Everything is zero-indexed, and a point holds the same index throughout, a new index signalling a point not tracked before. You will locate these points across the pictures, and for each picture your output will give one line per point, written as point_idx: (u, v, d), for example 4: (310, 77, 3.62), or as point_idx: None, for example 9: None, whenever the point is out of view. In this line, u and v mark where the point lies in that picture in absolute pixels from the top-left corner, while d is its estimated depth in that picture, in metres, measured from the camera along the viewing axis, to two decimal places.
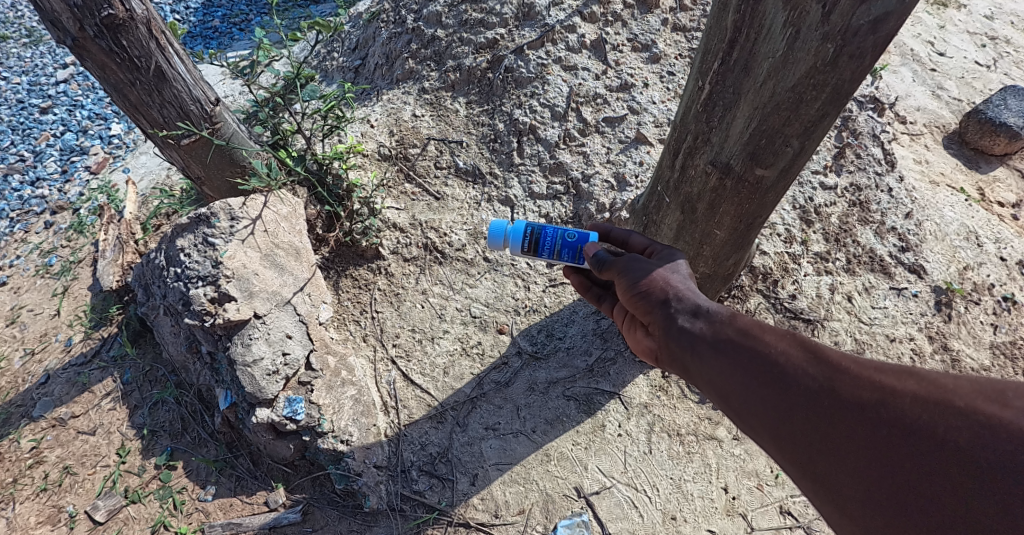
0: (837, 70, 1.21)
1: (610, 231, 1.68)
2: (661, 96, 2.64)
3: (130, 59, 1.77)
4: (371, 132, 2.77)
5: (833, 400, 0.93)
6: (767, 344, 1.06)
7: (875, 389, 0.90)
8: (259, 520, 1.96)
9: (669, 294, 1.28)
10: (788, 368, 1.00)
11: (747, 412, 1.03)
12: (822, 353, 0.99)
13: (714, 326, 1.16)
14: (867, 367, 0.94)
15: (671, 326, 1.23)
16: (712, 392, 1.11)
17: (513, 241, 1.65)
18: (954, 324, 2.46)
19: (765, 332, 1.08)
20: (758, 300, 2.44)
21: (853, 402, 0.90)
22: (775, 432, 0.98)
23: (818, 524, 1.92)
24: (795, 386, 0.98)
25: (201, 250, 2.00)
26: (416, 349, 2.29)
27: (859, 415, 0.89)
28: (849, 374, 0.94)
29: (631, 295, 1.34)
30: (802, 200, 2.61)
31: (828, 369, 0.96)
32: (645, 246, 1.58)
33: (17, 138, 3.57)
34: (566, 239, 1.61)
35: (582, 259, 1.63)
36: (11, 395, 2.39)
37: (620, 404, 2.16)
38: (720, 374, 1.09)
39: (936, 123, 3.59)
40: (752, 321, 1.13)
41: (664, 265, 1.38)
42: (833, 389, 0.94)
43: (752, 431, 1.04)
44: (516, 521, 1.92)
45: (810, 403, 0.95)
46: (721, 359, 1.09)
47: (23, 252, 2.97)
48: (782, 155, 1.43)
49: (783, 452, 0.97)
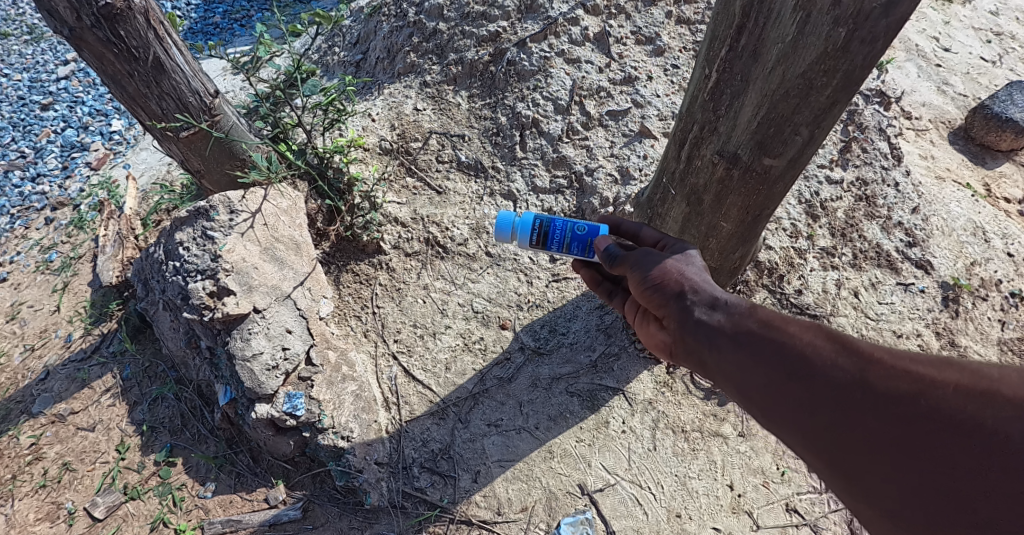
0: (849, 55, 1.18)
1: (621, 224, 1.65)
2: (666, 89, 2.61)
3: (128, 50, 1.74)
4: (373, 126, 2.73)
5: (866, 393, 0.91)
6: (792, 336, 1.03)
7: (912, 380, 0.89)
8: (259, 517, 1.94)
9: (685, 287, 1.26)
10: (815, 360, 0.98)
11: (771, 406, 1.01)
12: (850, 344, 0.97)
13: (734, 318, 1.14)
14: (901, 358, 0.92)
15: (689, 319, 1.21)
16: (732, 386, 1.09)
17: (522, 234, 1.62)
18: (962, 320, 2.42)
19: (789, 323, 1.06)
20: (764, 296, 2.41)
21: (888, 393, 0.89)
22: (802, 426, 0.96)
23: (824, 521, 1.90)
24: (823, 378, 0.95)
25: (200, 244, 1.98)
26: (418, 345, 2.26)
27: (896, 407, 0.88)
28: (881, 365, 0.92)
29: (645, 288, 1.31)
30: (807, 194, 2.58)
31: (859, 361, 0.94)
32: (657, 239, 1.56)
33: (18, 134, 3.55)
34: (576, 232, 1.58)
35: (592, 252, 1.60)
36: (11, 391, 2.38)
37: (624, 400, 2.13)
38: (741, 367, 1.07)
39: (942, 118, 3.55)
40: (773, 313, 1.11)
41: (676, 257, 1.35)
42: (865, 381, 0.92)
43: (775, 426, 1.02)
44: (519, 519, 1.90)
45: (841, 396, 0.93)
46: (744, 352, 1.07)
47: (23, 249, 2.96)
48: (791, 144, 1.40)
49: (811, 447, 0.95)
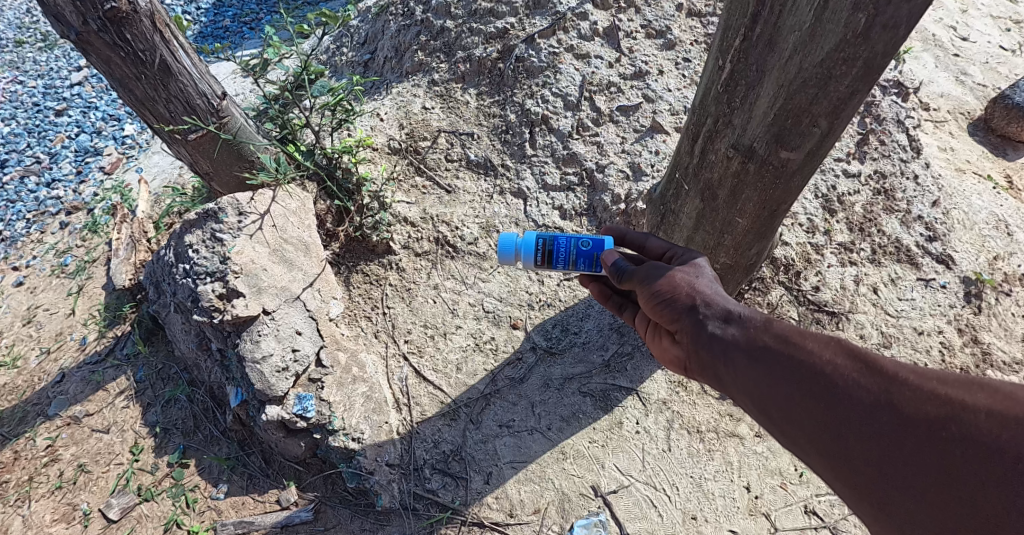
0: (870, 42, 1.13)
1: (626, 234, 1.62)
2: (677, 83, 2.56)
3: (134, 53, 1.74)
4: (382, 126, 2.73)
5: (891, 415, 0.86)
6: (810, 352, 0.99)
7: (941, 403, 0.83)
8: (271, 518, 1.94)
9: (697, 300, 1.23)
10: (836, 379, 0.93)
11: (790, 427, 0.97)
12: (874, 362, 0.92)
13: (748, 332, 1.10)
14: (929, 378, 0.87)
15: (701, 333, 1.18)
16: (750, 402, 1.06)
17: (525, 255, 1.59)
18: (984, 317, 2.35)
19: (808, 338, 1.01)
20: (781, 293, 2.35)
21: (915, 417, 0.84)
22: (822, 448, 0.92)
23: (844, 524, 1.85)
24: (844, 398, 0.91)
25: (210, 246, 1.97)
26: (428, 345, 2.24)
27: (925, 432, 0.83)
28: (907, 386, 0.87)
29: (655, 302, 1.29)
30: (824, 189, 2.52)
31: (883, 381, 0.89)
32: (665, 249, 1.52)
33: (33, 140, 3.60)
34: (581, 248, 1.55)
35: (598, 267, 1.56)
36: (28, 393, 2.40)
37: (638, 401, 2.10)
38: (759, 385, 1.03)
39: (961, 109, 3.45)
40: (790, 327, 1.07)
41: (688, 270, 1.33)
42: (891, 402, 0.87)
43: (795, 445, 0.98)
44: (532, 521, 1.87)
45: (864, 418, 0.89)
46: (760, 368, 1.04)
47: (39, 253, 2.99)
48: (809, 136, 1.35)
49: (834, 471, 0.91)
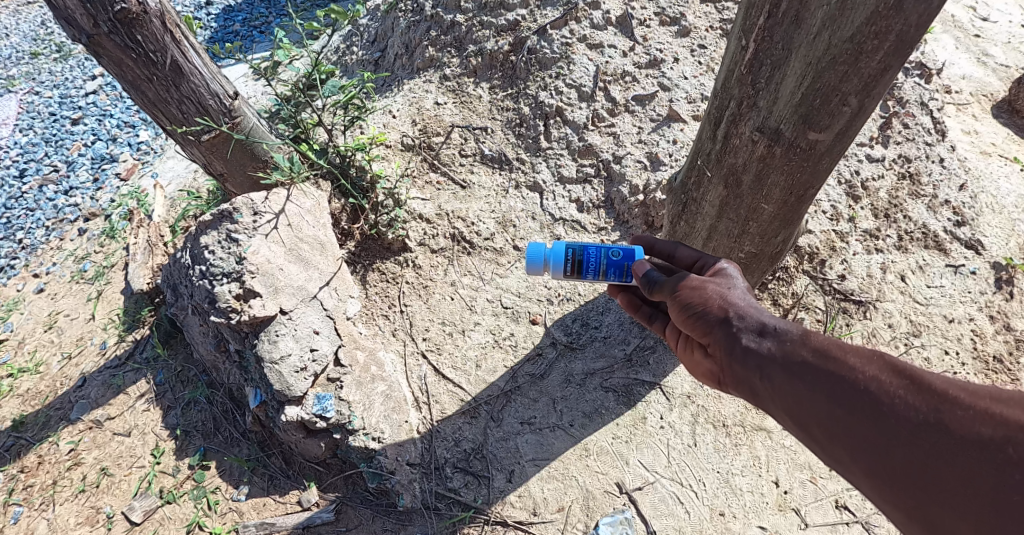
0: (903, 14, 1.08)
1: (654, 244, 1.58)
2: (693, 70, 2.51)
3: (145, 54, 1.74)
4: (394, 123, 2.71)
5: (942, 436, 0.79)
6: (852, 369, 0.92)
7: (996, 423, 0.76)
8: (294, 519, 1.92)
9: (730, 312, 1.16)
10: (882, 398, 0.86)
11: (835, 446, 0.90)
12: (922, 379, 0.85)
13: (785, 346, 1.03)
14: (982, 396, 0.79)
15: (734, 346, 1.11)
16: (790, 420, 0.99)
17: (554, 265, 1.55)
18: (1017, 303, 2.27)
19: (849, 353, 0.94)
20: (805, 282, 2.28)
21: (968, 439, 0.77)
22: (867, 467, 0.86)
23: (878, 519, 1.79)
24: (890, 418, 0.84)
25: (225, 247, 1.94)
26: (447, 342, 2.22)
27: (979, 455, 0.75)
28: (958, 405, 0.80)
29: (686, 314, 1.24)
30: (848, 174, 2.45)
31: (932, 399, 0.82)
32: (695, 259, 1.47)
33: (51, 149, 3.64)
34: (611, 257, 1.51)
35: (629, 277, 1.52)
36: (51, 398, 2.41)
37: (661, 395, 2.06)
38: (799, 401, 0.96)
39: (984, 91, 3.35)
40: (830, 340, 0.99)
41: (718, 282, 1.27)
42: (941, 423, 0.80)
43: (840, 465, 0.91)
44: (555, 519, 1.83)
45: (911, 439, 0.81)
46: (797, 383, 0.97)
47: (58, 260, 3.02)
48: (839, 116, 1.30)
49: (883, 493, 0.84)
